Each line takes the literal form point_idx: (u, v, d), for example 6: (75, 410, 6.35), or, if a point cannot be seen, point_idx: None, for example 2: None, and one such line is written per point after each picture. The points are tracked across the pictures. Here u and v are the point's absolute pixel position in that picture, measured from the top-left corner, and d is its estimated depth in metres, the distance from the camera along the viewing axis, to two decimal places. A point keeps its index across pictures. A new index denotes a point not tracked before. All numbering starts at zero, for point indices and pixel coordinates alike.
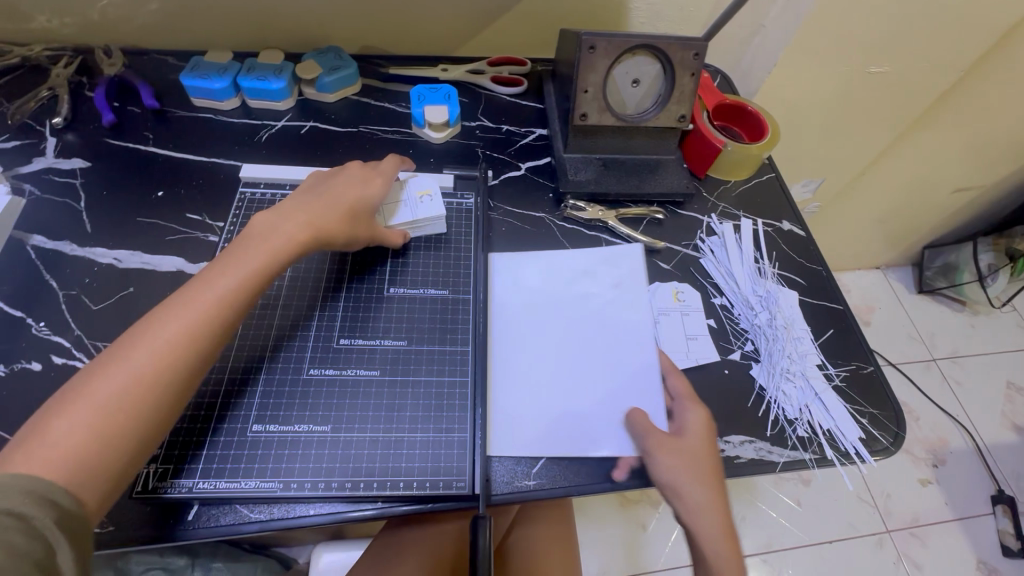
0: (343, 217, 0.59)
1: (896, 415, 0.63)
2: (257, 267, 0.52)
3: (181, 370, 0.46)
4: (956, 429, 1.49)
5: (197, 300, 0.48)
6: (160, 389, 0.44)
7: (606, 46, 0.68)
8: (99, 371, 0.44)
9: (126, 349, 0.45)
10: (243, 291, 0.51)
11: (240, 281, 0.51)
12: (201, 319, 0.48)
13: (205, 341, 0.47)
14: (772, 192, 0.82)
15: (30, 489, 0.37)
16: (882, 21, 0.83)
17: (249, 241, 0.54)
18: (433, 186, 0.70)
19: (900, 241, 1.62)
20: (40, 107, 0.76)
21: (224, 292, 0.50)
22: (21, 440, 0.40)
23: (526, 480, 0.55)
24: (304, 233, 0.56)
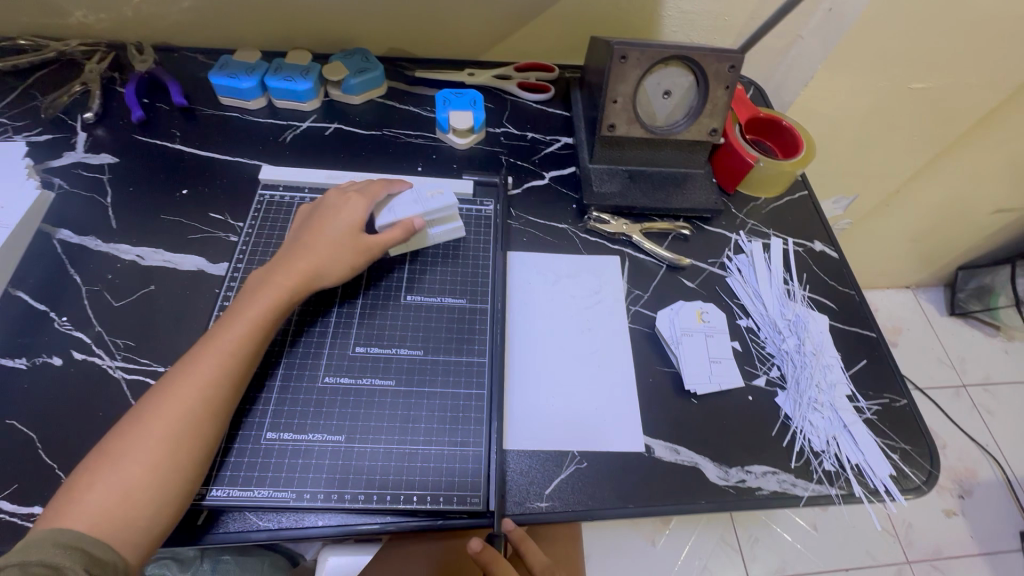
0: (337, 253, 0.59)
1: (929, 450, 0.60)
2: (258, 319, 0.54)
3: (195, 427, 0.48)
4: (984, 459, 1.43)
5: (207, 350, 0.52)
6: (178, 446, 0.47)
7: (638, 57, 0.66)
8: (122, 437, 0.47)
9: (143, 414, 0.48)
10: (246, 342, 0.53)
11: (242, 333, 0.53)
12: (208, 375, 0.50)
13: (214, 394, 0.50)
14: (804, 210, 0.79)
15: (66, 544, 0.41)
16: (928, 36, 0.80)
17: (249, 292, 0.56)
18: (444, 185, 0.66)
19: (932, 261, 1.56)
20: (73, 102, 0.77)
21: (227, 344, 0.52)
22: (62, 500, 0.44)
23: (538, 501, 0.53)
24: (301, 279, 0.57)
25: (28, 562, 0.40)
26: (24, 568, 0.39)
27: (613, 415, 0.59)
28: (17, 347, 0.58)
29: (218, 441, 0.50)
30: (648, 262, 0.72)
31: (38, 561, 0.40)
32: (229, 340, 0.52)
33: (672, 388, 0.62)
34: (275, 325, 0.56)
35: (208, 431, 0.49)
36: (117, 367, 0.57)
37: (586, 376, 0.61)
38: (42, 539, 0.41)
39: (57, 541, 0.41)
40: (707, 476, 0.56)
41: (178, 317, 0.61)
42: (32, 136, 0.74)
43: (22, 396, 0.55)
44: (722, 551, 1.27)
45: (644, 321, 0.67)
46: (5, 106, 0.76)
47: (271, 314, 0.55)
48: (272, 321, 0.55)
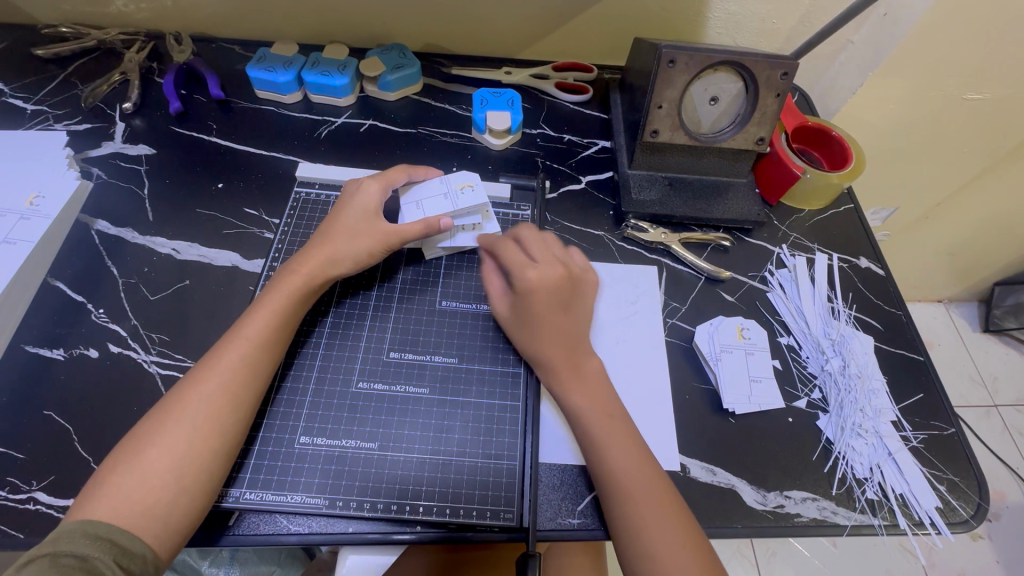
0: (353, 238, 0.58)
1: (979, 483, 0.57)
2: (280, 313, 0.53)
3: (217, 416, 0.47)
4: (1014, 483, 1.38)
5: (232, 343, 0.51)
6: (203, 437, 0.46)
7: (686, 61, 0.64)
8: (149, 427, 0.47)
9: (170, 404, 0.48)
10: (270, 333, 0.52)
11: (263, 321, 0.53)
12: (231, 364, 0.50)
13: (239, 385, 0.49)
14: (850, 225, 0.76)
15: (97, 535, 0.41)
16: (991, 45, 0.75)
17: (272, 283, 0.56)
18: (475, 179, 0.65)
19: (968, 276, 1.50)
20: (112, 91, 0.77)
21: (251, 335, 0.52)
22: (90, 490, 0.44)
23: (571, 518, 0.52)
24: (322, 268, 0.57)
25: (60, 553, 0.40)
26: (56, 560, 0.39)
27: (648, 428, 0.58)
28: (54, 337, 0.58)
29: (244, 432, 0.49)
30: (686, 273, 0.70)
31: (70, 552, 0.40)
32: (251, 328, 0.52)
33: (709, 406, 0.60)
34: (297, 316, 0.55)
35: (231, 421, 0.48)
36: (152, 362, 0.57)
37: (619, 387, 0.60)
38: (74, 530, 0.42)
39: (86, 530, 0.41)
40: (744, 499, 0.55)
41: (212, 313, 0.61)
42: (71, 125, 0.74)
43: (60, 387, 0.55)
44: (738, 563, 1.24)
45: (682, 335, 0.65)
46: (46, 94, 0.77)
47: (293, 304, 0.55)
48: (294, 313, 0.55)
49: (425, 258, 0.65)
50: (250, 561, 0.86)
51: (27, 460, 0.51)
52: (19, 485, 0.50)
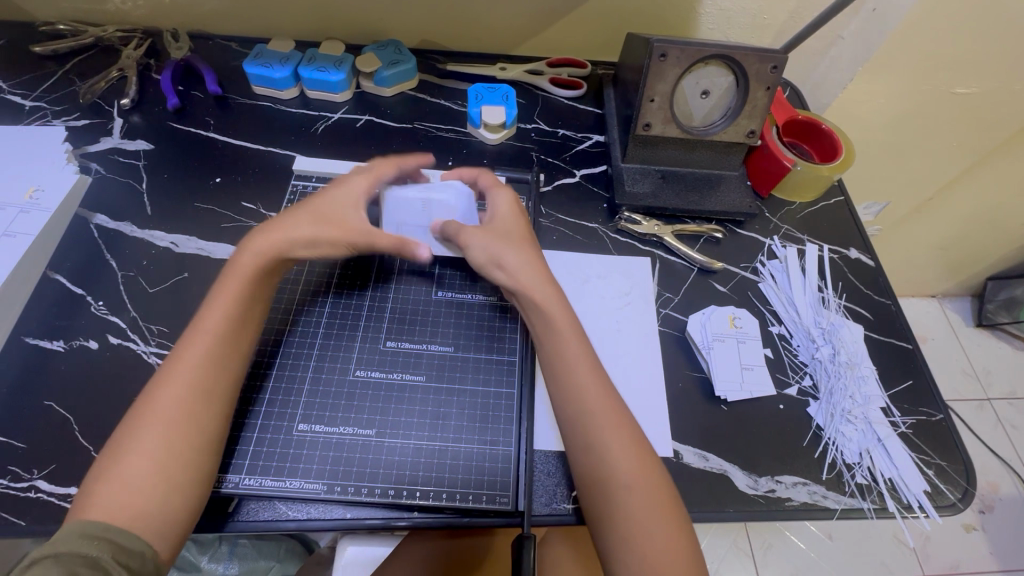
0: (311, 216, 0.57)
1: (966, 468, 0.58)
2: (235, 298, 0.53)
3: (189, 409, 0.47)
4: (1007, 474, 1.39)
5: (193, 339, 0.51)
6: (183, 433, 0.47)
7: (678, 55, 0.65)
8: (130, 430, 0.47)
9: (145, 403, 0.48)
10: (229, 319, 0.52)
11: (223, 310, 0.52)
12: (194, 358, 0.49)
13: (206, 378, 0.49)
14: (840, 217, 0.77)
15: (94, 536, 0.41)
16: (977, 40, 0.77)
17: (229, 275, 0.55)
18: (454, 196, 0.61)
19: (960, 271, 1.52)
20: (109, 87, 0.78)
21: (209, 326, 0.51)
22: (86, 493, 0.44)
23: (566, 503, 0.52)
24: (279, 249, 0.56)
25: (61, 553, 0.39)
26: (59, 559, 0.39)
27: (639, 414, 0.59)
28: (54, 329, 0.59)
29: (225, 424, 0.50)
30: (679, 264, 0.71)
31: (70, 552, 0.40)
32: (209, 321, 0.51)
33: (701, 393, 0.61)
34: (257, 302, 0.54)
35: (209, 416, 0.48)
36: (151, 352, 0.58)
37: (613, 374, 0.61)
38: (70, 531, 0.42)
39: (82, 530, 0.41)
40: (736, 485, 0.56)
41: None
42: (70, 120, 0.75)
43: (60, 378, 0.56)
44: (734, 557, 1.25)
45: (675, 325, 0.66)
46: (44, 91, 0.77)
47: (248, 291, 0.53)
48: (251, 297, 0.54)
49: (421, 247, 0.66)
50: (248, 555, 0.87)
51: (29, 450, 0.52)
52: (20, 473, 0.50)
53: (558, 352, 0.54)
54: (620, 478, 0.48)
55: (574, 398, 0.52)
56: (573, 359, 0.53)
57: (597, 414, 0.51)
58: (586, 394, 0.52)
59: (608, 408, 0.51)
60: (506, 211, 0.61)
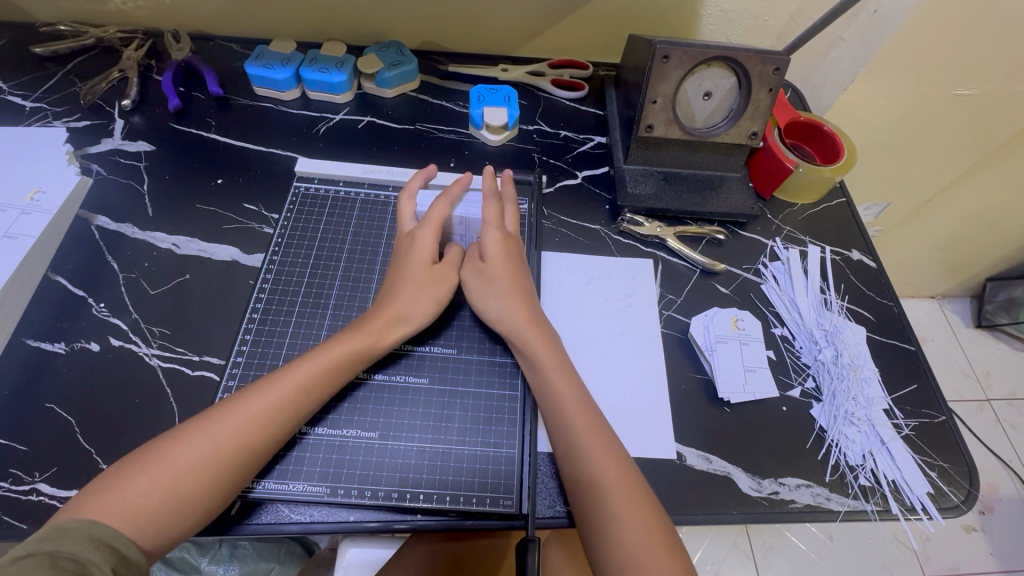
0: (416, 299, 0.57)
1: (969, 469, 0.58)
2: (336, 358, 0.52)
3: (254, 444, 0.47)
4: (1007, 475, 1.40)
5: (280, 380, 0.50)
6: (231, 458, 0.46)
7: (680, 56, 0.65)
8: (176, 437, 0.47)
9: (205, 420, 0.48)
10: (325, 377, 0.52)
11: (318, 367, 0.51)
12: (278, 402, 0.49)
13: (280, 421, 0.49)
14: (842, 219, 0.77)
15: (101, 541, 0.41)
16: (979, 41, 0.77)
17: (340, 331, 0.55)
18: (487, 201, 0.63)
19: (960, 272, 1.52)
20: (110, 88, 0.78)
21: (303, 378, 0.51)
22: (102, 488, 0.44)
23: (569, 505, 0.52)
24: (388, 324, 0.55)
25: (58, 553, 0.39)
26: (55, 560, 0.38)
27: (643, 416, 0.59)
28: (56, 331, 0.59)
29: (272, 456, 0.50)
30: (681, 266, 0.71)
31: (69, 555, 0.39)
32: (304, 371, 0.51)
33: (705, 395, 0.61)
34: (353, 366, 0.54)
35: (261, 447, 0.48)
36: (153, 355, 0.58)
37: (615, 377, 0.61)
38: (77, 529, 0.41)
39: (90, 532, 0.41)
40: (739, 486, 0.56)
41: (213, 307, 0.61)
42: (70, 122, 0.74)
43: (62, 380, 0.56)
44: (735, 558, 1.25)
45: (678, 327, 0.66)
46: (45, 91, 0.77)
47: (349, 354, 0.53)
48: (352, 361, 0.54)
49: None
50: (248, 558, 0.86)
51: (31, 452, 0.51)
52: (22, 476, 0.50)
53: (550, 393, 0.54)
54: (611, 509, 0.48)
55: (564, 425, 0.52)
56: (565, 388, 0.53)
57: (591, 445, 0.51)
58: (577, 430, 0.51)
59: (600, 441, 0.51)
60: (496, 247, 0.60)
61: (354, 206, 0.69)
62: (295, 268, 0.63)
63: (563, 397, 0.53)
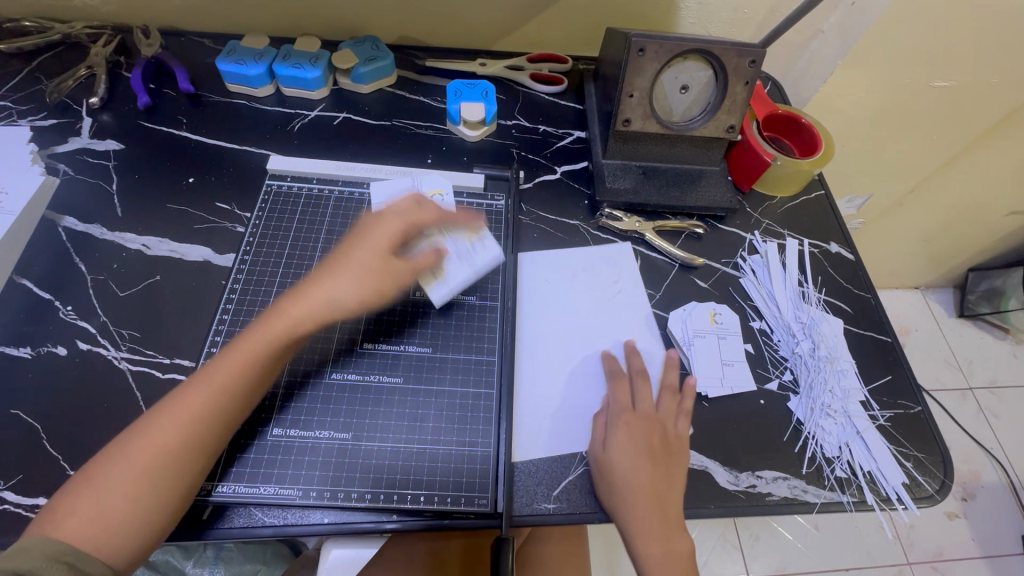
0: (342, 281, 0.54)
1: (943, 459, 0.59)
2: (260, 353, 0.51)
3: (190, 453, 0.46)
4: (989, 462, 1.42)
5: (206, 381, 0.49)
6: (170, 466, 0.45)
7: (656, 49, 0.64)
8: (114, 451, 0.46)
9: (139, 432, 0.47)
10: (250, 373, 0.50)
11: (242, 362, 0.50)
12: (201, 402, 0.48)
13: (208, 425, 0.47)
14: (820, 211, 0.77)
15: (54, 556, 0.41)
16: (953, 33, 0.77)
17: (259, 320, 0.53)
18: (445, 186, 0.67)
19: (942, 262, 1.53)
20: (78, 86, 0.76)
21: (226, 377, 0.49)
22: (56, 503, 0.44)
23: (546, 503, 0.53)
24: (306, 305, 0.53)
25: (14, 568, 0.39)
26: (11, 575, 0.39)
27: None
28: (21, 336, 0.57)
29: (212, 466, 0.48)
30: (660, 260, 0.70)
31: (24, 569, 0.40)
32: (227, 370, 0.49)
33: (684, 390, 0.61)
34: (279, 360, 0.52)
35: (200, 456, 0.47)
36: (122, 358, 0.57)
37: (594, 373, 0.61)
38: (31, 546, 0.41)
39: (46, 551, 0.41)
40: (717, 480, 0.56)
41: (183, 308, 0.60)
42: (36, 120, 0.73)
43: (27, 385, 0.54)
44: (723, 549, 1.26)
45: (656, 321, 0.65)
46: (10, 89, 0.75)
47: (275, 347, 0.51)
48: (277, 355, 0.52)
49: None
50: (234, 560, 0.85)
51: None
52: None
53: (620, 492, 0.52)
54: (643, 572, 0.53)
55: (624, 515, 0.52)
56: (631, 496, 0.52)
57: (644, 525, 0.52)
58: (638, 525, 0.52)
59: (654, 517, 0.52)
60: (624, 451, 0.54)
61: (326, 206, 0.68)
62: (266, 268, 0.62)
63: (637, 496, 0.52)
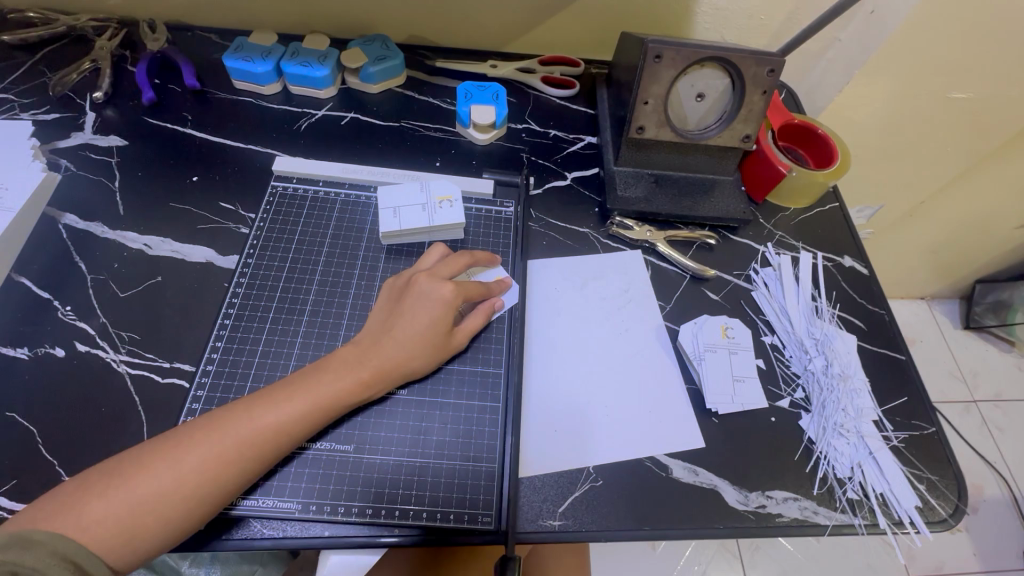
0: (400, 340, 0.53)
1: (957, 483, 0.58)
2: (321, 403, 0.49)
3: (225, 479, 0.45)
4: (993, 477, 1.40)
5: (260, 415, 0.47)
6: (201, 485, 0.44)
7: (673, 56, 0.63)
8: (147, 456, 0.45)
9: (177, 443, 0.45)
10: (306, 420, 0.49)
11: (301, 409, 0.48)
12: (250, 435, 0.46)
13: (250, 458, 0.46)
14: (835, 224, 0.76)
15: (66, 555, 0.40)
16: (974, 45, 0.75)
17: (328, 366, 0.51)
18: (454, 193, 0.65)
19: (950, 273, 1.52)
20: (82, 79, 0.75)
21: (281, 420, 0.48)
22: (70, 496, 0.42)
23: (551, 519, 0.51)
24: (376, 362, 0.52)
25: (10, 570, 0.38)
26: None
27: (628, 424, 0.57)
28: (18, 336, 0.56)
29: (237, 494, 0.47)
30: (671, 271, 0.69)
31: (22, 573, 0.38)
32: (284, 414, 0.48)
33: (694, 406, 0.59)
34: (335, 414, 0.50)
35: (234, 482, 0.45)
36: (121, 361, 0.55)
37: (603, 385, 0.60)
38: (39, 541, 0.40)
39: (54, 549, 0.40)
40: (726, 500, 0.54)
41: (185, 311, 0.59)
42: (39, 114, 0.71)
43: (24, 387, 0.53)
44: (722, 560, 1.25)
45: (666, 333, 0.64)
46: (13, 81, 0.74)
47: (337, 400, 0.50)
48: (333, 410, 0.50)
49: (410, 242, 0.65)
50: (230, 560, 0.81)
51: None
52: None
53: None
54: None
55: None
56: None
57: None
58: None
59: None
60: None
61: (331, 209, 0.67)
62: (270, 272, 0.61)
63: None
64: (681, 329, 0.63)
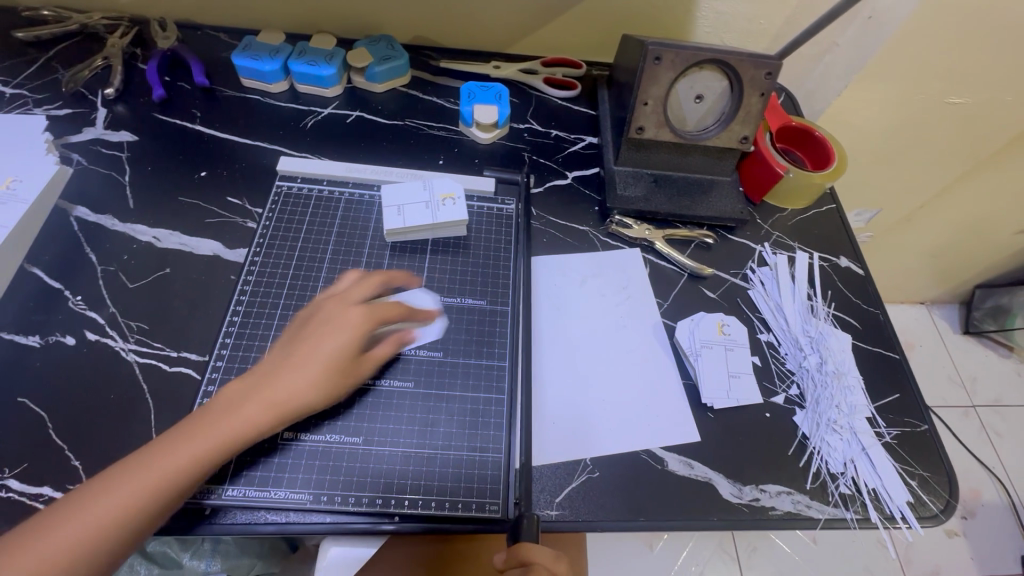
0: (329, 346, 0.51)
1: (949, 479, 0.58)
2: (261, 410, 0.48)
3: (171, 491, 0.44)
4: (990, 482, 1.41)
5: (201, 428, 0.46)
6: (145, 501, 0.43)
7: (672, 58, 0.64)
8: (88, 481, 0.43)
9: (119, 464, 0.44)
10: (249, 427, 0.47)
11: (244, 416, 0.47)
12: (192, 447, 0.45)
13: (193, 469, 0.45)
14: (832, 225, 0.77)
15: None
16: (970, 50, 0.77)
17: (263, 373, 0.49)
18: (457, 190, 0.67)
19: (949, 278, 1.53)
20: (94, 76, 0.76)
21: (224, 429, 0.46)
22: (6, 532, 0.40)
23: (549, 509, 0.53)
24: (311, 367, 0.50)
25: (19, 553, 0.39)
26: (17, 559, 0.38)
27: (624, 418, 0.58)
28: (30, 324, 0.57)
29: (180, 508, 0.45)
30: (670, 269, 0.70)
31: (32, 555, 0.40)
32: (227, 422, 0.46)
33: (690, 402, 0.60)
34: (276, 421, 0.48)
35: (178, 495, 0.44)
36: (130, 350, 0.57)
37: (600, 382, 0.61)
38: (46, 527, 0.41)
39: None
40: (721, 493, 0.55)
41: (193, 302, 0.60)
42: (51, 110, 0.73)
43: (35, 374, 0.54)
44: (719, 560, 1.26)
45: (663, 330, 0.65)
46: (26, 77, 0.76)
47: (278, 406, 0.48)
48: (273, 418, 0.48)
49: (412, 238, 0.66)
50: (231, 554, 0.80)
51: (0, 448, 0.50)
52: None
53: None
54: None
55: None
56: None
57: None
58: None
59: None
60: None
61: (336, 206, 0.68)
62: (276, 267, 0.62)
63: None
64: (678, 326, 0.64)
